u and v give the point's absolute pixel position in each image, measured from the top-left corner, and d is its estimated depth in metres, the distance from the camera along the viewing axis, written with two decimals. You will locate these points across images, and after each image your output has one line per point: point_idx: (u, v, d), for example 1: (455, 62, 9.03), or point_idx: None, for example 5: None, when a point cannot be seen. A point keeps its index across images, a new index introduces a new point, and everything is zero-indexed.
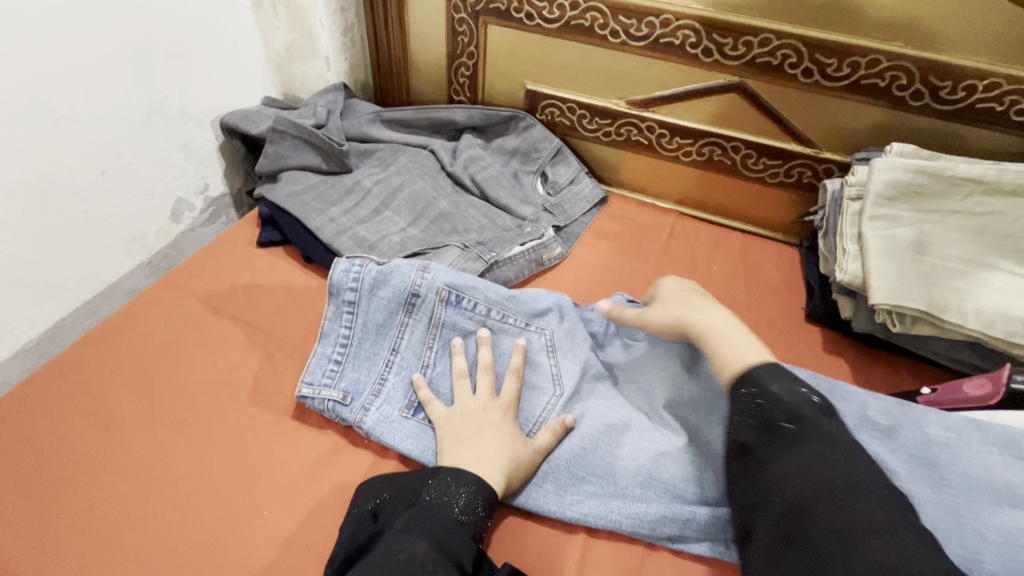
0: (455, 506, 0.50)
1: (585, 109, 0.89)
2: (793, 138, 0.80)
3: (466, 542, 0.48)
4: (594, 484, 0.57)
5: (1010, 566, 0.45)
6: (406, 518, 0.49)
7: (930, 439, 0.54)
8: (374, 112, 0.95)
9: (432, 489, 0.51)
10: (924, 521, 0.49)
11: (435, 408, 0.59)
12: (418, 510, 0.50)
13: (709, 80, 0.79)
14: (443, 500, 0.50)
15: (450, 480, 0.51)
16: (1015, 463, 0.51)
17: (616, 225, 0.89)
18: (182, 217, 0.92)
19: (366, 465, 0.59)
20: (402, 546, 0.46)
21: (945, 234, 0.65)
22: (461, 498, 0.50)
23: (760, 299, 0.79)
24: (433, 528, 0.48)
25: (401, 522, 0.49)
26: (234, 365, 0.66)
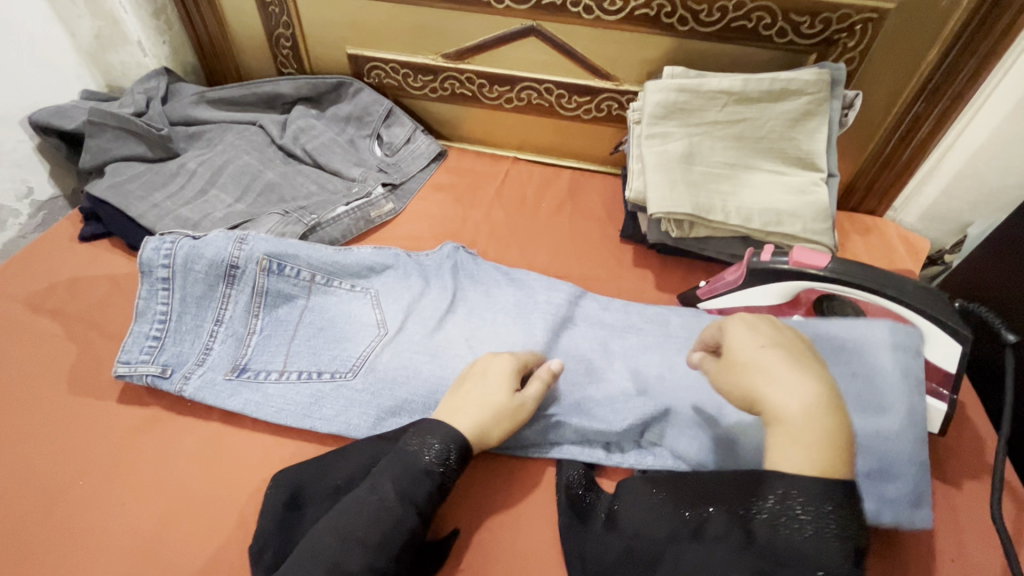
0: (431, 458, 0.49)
1: (406, 68, 0.92)
2: (594, 74, 0.86)
3: (428, 491, 0.49)
4: (419, 403, 0.60)
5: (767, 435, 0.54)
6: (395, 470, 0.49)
7: None
8: (197, 94, 0.93)
9: (412, 435, 0.51)
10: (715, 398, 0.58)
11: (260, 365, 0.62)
12: (395, 452, 0.50)
13: (508, 26, 0.83)
14: (413, 449, 0.50)
15: (428, 429, 0.51)
16: None
17: (452, 177, 0.93)
18: (6, 224, 0.88)
19: (197, 428, 0.61)
20: (376, 489, 0.48)
21: (711, 144, 0.72)
22: (432, 449, 0.50)
23: (583, 226, 0.85)
24: (404, 477, 0.48)
25: (389, 471, 0.49)
26: (55, 360, 0.65)
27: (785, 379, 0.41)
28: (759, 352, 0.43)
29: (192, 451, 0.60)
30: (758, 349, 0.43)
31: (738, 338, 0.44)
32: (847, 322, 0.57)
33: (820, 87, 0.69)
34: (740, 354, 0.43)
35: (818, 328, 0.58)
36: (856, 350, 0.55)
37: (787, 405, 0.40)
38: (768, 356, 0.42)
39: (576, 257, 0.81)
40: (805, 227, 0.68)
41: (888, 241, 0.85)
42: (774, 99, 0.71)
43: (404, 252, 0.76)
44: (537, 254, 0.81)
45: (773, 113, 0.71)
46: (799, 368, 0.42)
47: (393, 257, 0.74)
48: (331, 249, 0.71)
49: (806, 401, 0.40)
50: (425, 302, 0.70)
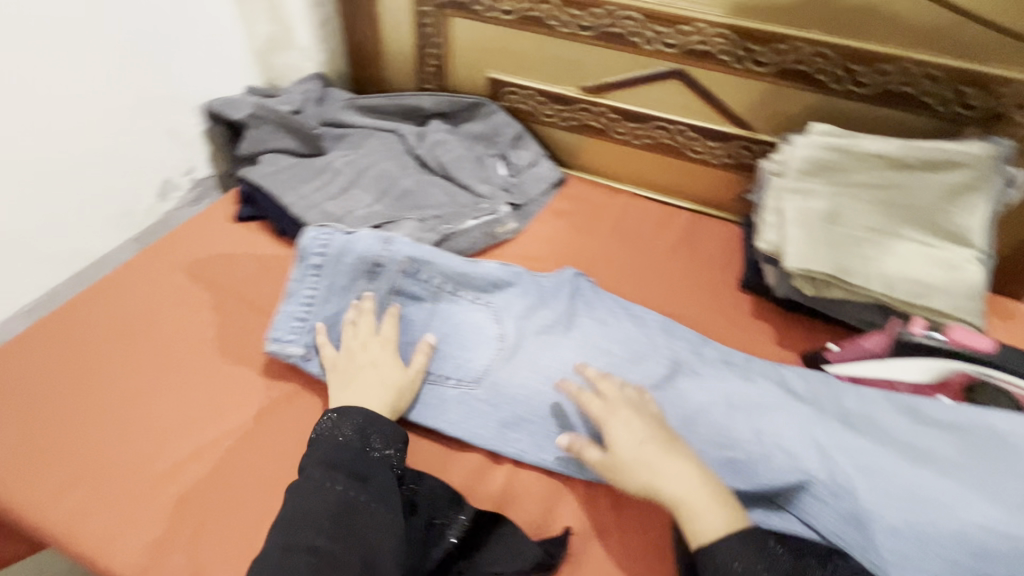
0: (350, 438, 0.57)
1: (542, 95, 0.95)
2: (731, 121, 0.86)
3: (374, 470, 0.56)
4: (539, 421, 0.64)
5: (915, 523, 0.50)
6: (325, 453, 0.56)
7: (846, 410, 0.60)
8: (347, 99, 1.01)
9: (342, 426, 0.58)
10: (867, 467, 0.54)
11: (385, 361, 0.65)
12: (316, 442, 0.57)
13: (652, 67, 0.85)
14: (336, 434, 0.57)
15: (342, 420, 0.58)
16: (914, 426, 0.57)
17: (570, 204, 0.95)
18: (170, 196, 0.98)
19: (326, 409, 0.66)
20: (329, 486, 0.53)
21: (855, 206, 0.70)
22: (348, 430, 0.57)
23: (700, 271, 0.85)
24: (330, 456, 0.55)
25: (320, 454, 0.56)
26: (209, 326, 0.72)
27: (676, 470, 0.53)
28: (637, 442, 0.55)
29: None
30: (636, 448, 0.54)
31: (618, 435, 0.56)
32: (1004, 413, 0.56)
33: (982, 162, 0.66)
34: (622, 453, 0.55)
35: (971, 415, 0.57)
36: (1014, 445, 0.54)
37: (676, 491, 0.52)
38: (644, 453, 0.54)
39: (691, 301, 0.80)
40: (954, 305, 0.65)
41: None
42: (931, 170, 0.68)
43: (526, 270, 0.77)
44: (653, 293, 0.81)
45: (929, 184, 0.68)
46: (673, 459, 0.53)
47: (516, 275, 0.75)
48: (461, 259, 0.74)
49: (690, 486, 0.52)
50: (543, 320, 0.71)
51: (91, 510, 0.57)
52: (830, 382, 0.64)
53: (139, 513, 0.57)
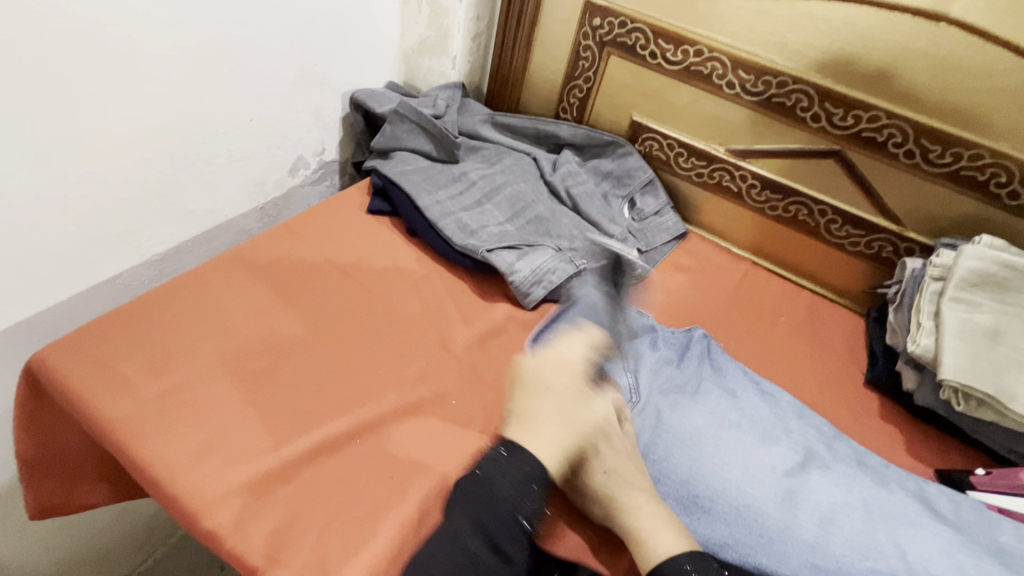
0: (511, 493, 0.50)
1: (683, 148, 0.95)
2: (881, 213, 0.84)
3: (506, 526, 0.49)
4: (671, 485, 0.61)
5: None
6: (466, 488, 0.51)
7: (1003, 546, 0.57)
8: (487, 114, 1.02)
9: (506, 466, 0.51)
10: None
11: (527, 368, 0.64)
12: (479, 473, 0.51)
13: (812, 143, 0.84)
14: (501, 475, 0.51)
15: (522, 464, 0.51)
16: None
17: (691, 260, 0.94)
18: (298, 172, 0.99)
19: None
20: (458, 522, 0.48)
21: (1021, 329, 0.67)
22: (517, 476, 0.51)
23: (823, 358, 0.82)
24: (477, 508, 0.49)
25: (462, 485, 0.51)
26: (344, 310, 0.70)
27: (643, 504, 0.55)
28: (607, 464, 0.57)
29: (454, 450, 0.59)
30: (603, 475, 0.56)
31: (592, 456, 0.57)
32: None
33: None
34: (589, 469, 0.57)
35: None
36: None
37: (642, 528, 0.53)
38: (611, 480, 0.56)
39: (814, 388, 0.78)
40: None
41: None
42: None
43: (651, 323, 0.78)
44: (773, 372, 0.79)
45: None
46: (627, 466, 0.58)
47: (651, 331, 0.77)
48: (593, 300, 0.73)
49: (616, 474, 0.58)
50: (673, 379, 0.70)
51: (224, 480, 0.52)
52: (982, 512, 0.60)
53: (269, 492, 0.52)
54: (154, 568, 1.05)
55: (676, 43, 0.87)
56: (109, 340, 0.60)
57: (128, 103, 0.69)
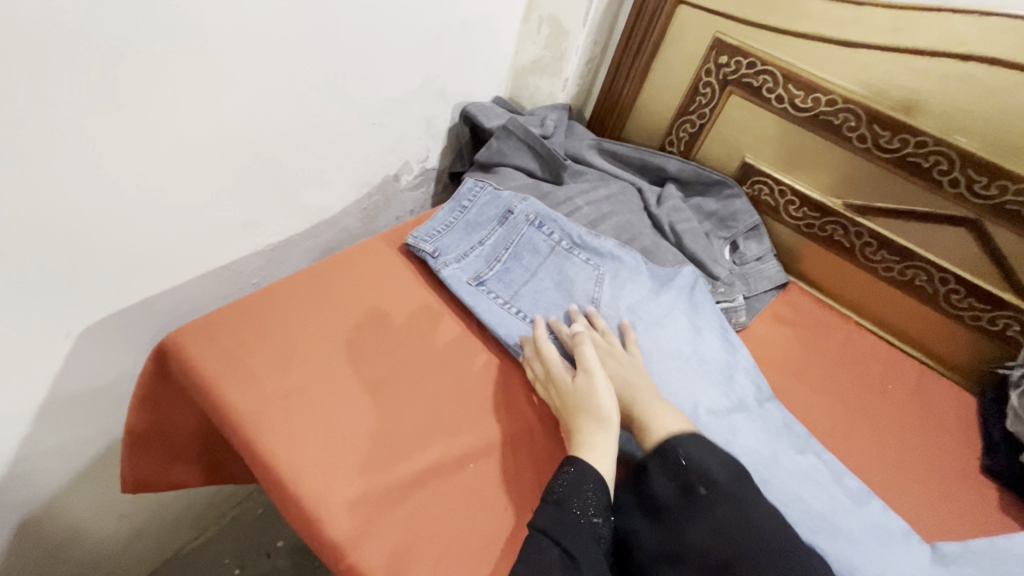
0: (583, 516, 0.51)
1: (797, 196, 0.92)
2: (1014, 290, 0.79)
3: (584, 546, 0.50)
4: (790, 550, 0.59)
5: None
6: (545, 518, 0.51)
7: None
8: (595, 140, 1.02)
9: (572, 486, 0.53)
10: None
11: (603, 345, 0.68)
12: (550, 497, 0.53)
13: (944, 209, 0.80)
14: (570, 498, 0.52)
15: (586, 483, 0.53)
16: None
17: (793, 312, 0.91)
18: (401, 177, 1.01)
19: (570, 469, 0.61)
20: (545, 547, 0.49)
21: None
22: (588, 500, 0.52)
23: (935, 433, 0.77)
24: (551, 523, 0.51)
25: (538, 522, 0.51)
26: (456, 330, 0.70)
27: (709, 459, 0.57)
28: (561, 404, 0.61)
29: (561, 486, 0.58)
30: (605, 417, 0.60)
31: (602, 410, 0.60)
32: None
33: None
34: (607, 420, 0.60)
35: None
36: None
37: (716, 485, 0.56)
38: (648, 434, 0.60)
39: (926, 467, 0.73)
40: None
41: None
42: None
43: (749, 362, 0.73)
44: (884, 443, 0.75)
45: None
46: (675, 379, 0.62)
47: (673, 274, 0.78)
48: (687, 328, 0.73)
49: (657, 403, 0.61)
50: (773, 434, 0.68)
51: (348, 488, 0.53)
52: None
53: (387, 509, 0.52)
54: (202, 548, 1.06)
55: (807, 90, 0.85)
56: (236, 330, 0.61)
57: (278, 96, 0.70)
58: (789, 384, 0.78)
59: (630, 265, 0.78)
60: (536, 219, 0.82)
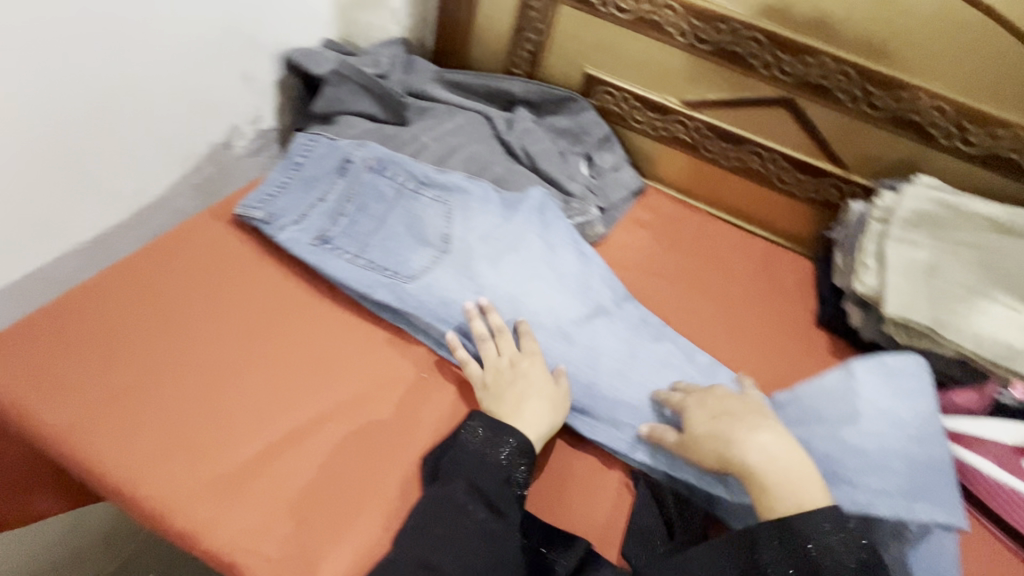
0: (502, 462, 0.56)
1: (638, 100, 0.94)
2: (828, 158, 0.87)
3: (498, 487, 0.54)
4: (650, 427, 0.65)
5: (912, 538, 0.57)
6: (467, 469, 0.55)
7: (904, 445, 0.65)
8: (436, 72, 0.97)
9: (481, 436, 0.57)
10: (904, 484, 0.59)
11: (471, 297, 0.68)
12: (458, 448, 0.57)
13: (762, 91, 0.85)
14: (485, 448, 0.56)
15: (497, 432, 0.57)
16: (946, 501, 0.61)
17: (651, 215, 0.95)
18: (234, 144, 0.91)
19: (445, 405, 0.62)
20: (452, 489, 0.53)
21: (955, 263, 0.72)
22: (503, 451, 0.56)
23: (777, 300, 0.86)
24: (473, 473, 0.54)
25: (456, 469, 0.55)
26: (303, 296, 0.68)
27: (753, 439, 0.55)
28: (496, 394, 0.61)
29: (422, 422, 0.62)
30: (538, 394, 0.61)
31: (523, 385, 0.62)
32: None
33: None
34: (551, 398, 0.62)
35: None
36: None
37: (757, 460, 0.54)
38: (716, 425, 0.58)
39: (770, 332, 0.81)
40: None
41: None
42: None
43: (604, 269, 0.76)
44: (733, 319, 0.82)
45: None
46: (761, 423, 0.57)
47: (533, 197, 0.77)
48: (541, 247, 0.74)
49: (785, 453, 0.54)
50: (631, 331, 0.72)
51: (201, 486, 0.54)
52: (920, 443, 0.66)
53: (236, 487, 0.54)
54: None
55: None
56: (42, 350, 0.58)
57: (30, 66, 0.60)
58: (646, 283, 0.82)
59: (478, 194, 0.77)
60: (378, 163, 0.78)
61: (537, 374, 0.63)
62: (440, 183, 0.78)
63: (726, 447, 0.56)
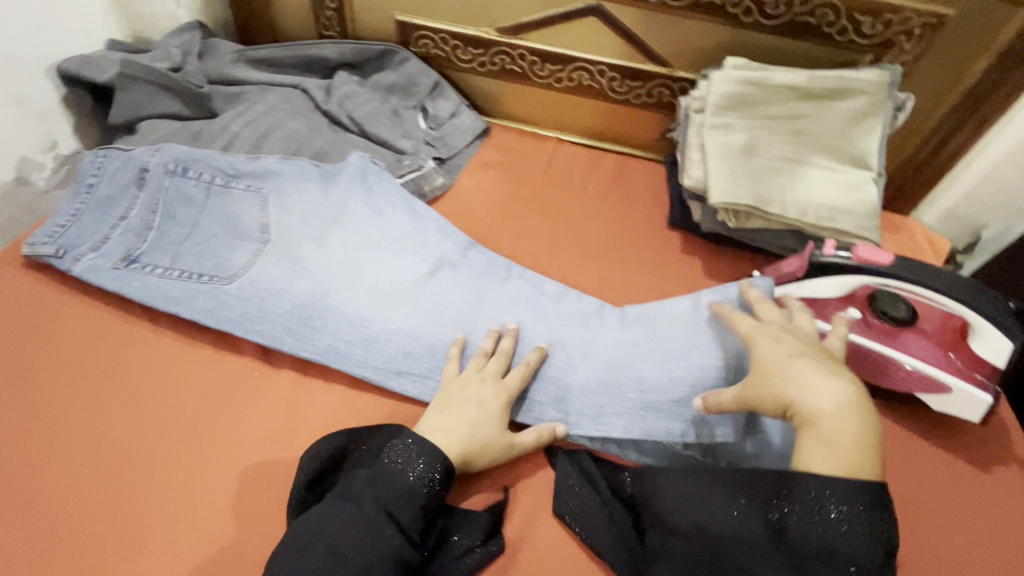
0: (417, 477, 0.51)
1: (457, 39, 0.90)
2: (651, 59, 0.86)
3: (411, 509, 0.49)
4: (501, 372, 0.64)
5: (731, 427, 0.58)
6: (378, 492, 0.49)
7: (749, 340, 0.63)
8: (236, 52, 0.89)
9: (394, 453, 0.52)
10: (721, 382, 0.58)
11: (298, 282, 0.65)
12: (376, 469, 0.51)
13: (569, 4, 0.82)
14: (400, 466, 0.51)
15: (414, 448, 0.52)
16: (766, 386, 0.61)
17: (498, 154, 0.92)
18: (29, 179, 0.80)
19: (286, 399, 0.60)
20: (356, 508, 0.48)
21: (771, 137, 0.74)
22: (419, 466, 0.51)
23: (630, 211, 0.86)
24: (381, 492, 0.49)
25: (367, 491, 0.49)
26: (111, 328, 0.63)
27: (812, 379, 0.46)
28: (439, 411, 0.57)
29: (263, 425, 0.58)
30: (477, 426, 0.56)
31: (468, 413, 0.56)
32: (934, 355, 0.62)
33: (878, 88, 0.72)
34: (494, 436, 0.56)
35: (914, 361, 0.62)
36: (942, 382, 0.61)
37: (818, 401, 0.45)
38: (792, 365, 0.47)
39: (625, 244, 0.82)
40: (857, 223, 0.71)
41: (914, 241, 0.90)
42: (835, 96, 0.73)
43: (438, 221, 0.73)
44: (588, 239, 0.82)
45: (833, 112, 0.73)
46: (832, 370, 0.47)
47: (351, 167, 0.74)
48: (368, 212, 0.71)
49: (839, 408, 0.45)
50: (475, 277, 0.71)
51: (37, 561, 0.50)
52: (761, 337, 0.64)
53: (65, 558, 0.50)
54: None
55: None
56: None
57: None
58: (496, 225, 0.81)
59: (292, 173, 0.73)
60: (177, 165, 0.72)
61: (498, 410, 0.57)
62: (250, 171, 0.73)
63: (790, 391, 0.46)
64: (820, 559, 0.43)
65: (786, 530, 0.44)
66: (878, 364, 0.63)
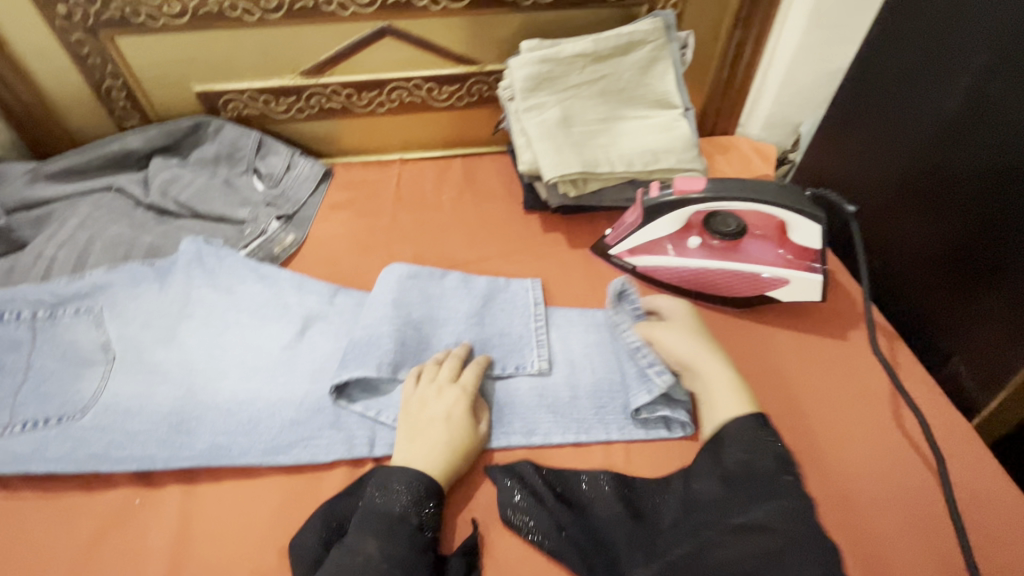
0: (405, 508, 0.51)
1: (266, 93, 0.88)
2: (458, 61, 0.88)
3: (412, 543, 0.49)
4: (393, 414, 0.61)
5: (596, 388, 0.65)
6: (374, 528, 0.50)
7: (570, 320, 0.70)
8: (29, 170, 0.83)
9: (377, 489, 0.53)
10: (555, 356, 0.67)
11: (160, 391, 0.62)
12: (364, 510, 0.52)
13: (360, 31, 0.83)
14: (388, 500, 0.52)
15: (394, 479, 0.53)
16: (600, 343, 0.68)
17: (347, 193, 0.91)
18: None
19: (177, 518, 0.56)
20: (358, 550, 0.48)
21: (581, 104, 0.78)
22: (404, 496, 0.52)
23: (487, 208, 0.88)
24: (381, 526, 0.50)
25: (364, 528, 0.50)
26: None
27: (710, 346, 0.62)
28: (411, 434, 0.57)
29: (163, 554, 0.54)
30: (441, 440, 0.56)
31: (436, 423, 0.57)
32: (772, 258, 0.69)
33: (656, 34, 0.79)
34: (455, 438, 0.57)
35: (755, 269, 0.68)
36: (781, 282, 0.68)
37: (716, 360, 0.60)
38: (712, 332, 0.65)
39: (490, 239, 0.84)
40: (678, 159, 0.77)
41: (744, 154, 0.98)
42: (622, 52, 0.79)
43: (294, 279, 0.72)
44: (453, 247, 0.83)
45: (626, 66, 0.79)
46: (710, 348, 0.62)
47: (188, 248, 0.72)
48: (219, 293, 0.69)
49: (721, 373, 0.59)
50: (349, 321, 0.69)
51: None
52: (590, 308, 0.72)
53: None
54: None
55: None
56: None
57: None
58: (360, 263, 0.80)
59: (122, 281, 0.69)
60: None
61: (450, 415, 0.58)
62: (74, 294, 0.67)
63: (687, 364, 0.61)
64: (768, 477, 0.49)
65: (732, 473, 0.51)
66: (729, 277, 0.69)
